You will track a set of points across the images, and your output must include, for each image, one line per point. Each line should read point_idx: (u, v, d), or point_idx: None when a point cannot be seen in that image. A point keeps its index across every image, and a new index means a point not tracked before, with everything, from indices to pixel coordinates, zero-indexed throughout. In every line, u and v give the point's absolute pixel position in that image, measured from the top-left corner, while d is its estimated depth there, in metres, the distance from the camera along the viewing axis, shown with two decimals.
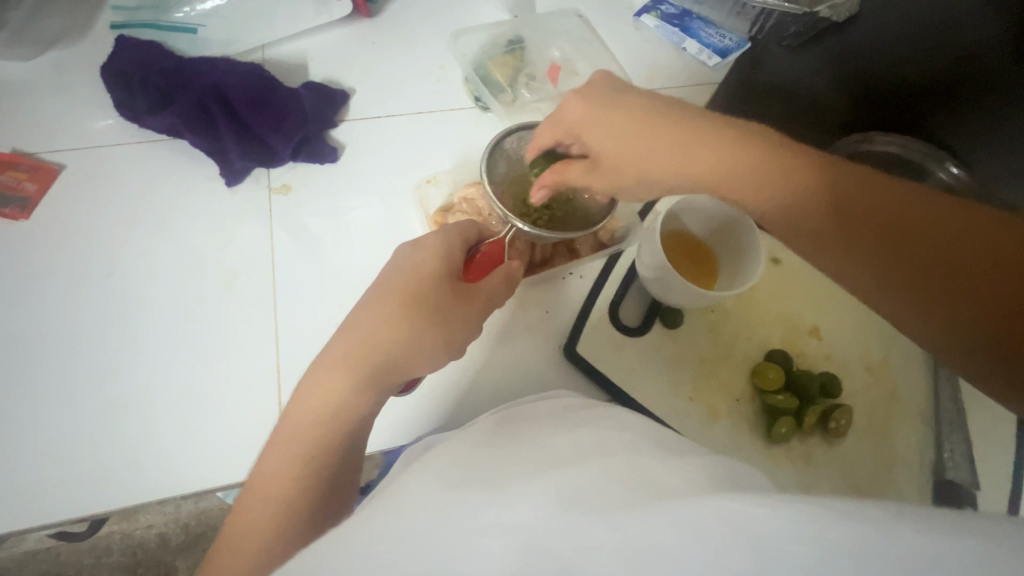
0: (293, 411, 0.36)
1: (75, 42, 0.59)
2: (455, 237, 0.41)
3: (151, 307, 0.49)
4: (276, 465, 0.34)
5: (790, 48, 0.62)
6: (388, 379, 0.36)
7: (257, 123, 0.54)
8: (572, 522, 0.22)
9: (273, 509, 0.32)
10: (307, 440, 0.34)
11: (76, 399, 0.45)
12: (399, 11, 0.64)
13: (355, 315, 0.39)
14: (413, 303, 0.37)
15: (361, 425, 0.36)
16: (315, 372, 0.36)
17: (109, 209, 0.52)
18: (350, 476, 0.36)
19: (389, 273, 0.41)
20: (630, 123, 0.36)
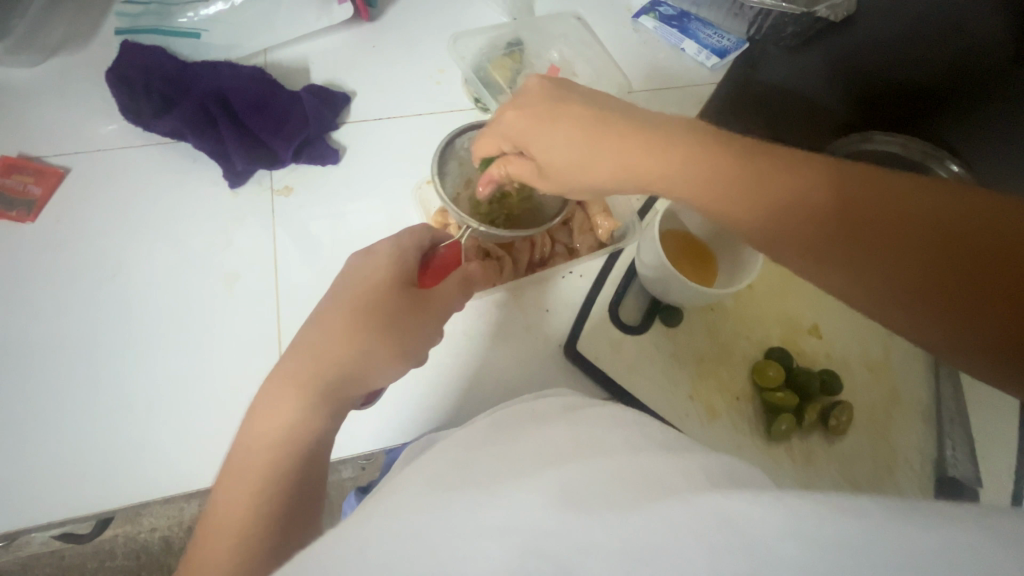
0: (247, 434, 0.35)
1: (81, 47, 0.60)
2: (409, 246, 0.41)
3: (154, 309, 0.49)
4: (234, 490, 0.33)
5: (790, 48, 0.62)
6: (341, 392, 0.36)
7: (260, 127, 0.54)
8: (567, 519, 0.22)
9: (232, 536, 0.32)
10: (262, 461, 0.33)
11: (79, 401, 0.45)
12: (400, 15, 0.65)
13: (304, 333, 0.38)
14: (362, 315, 0.37)
15: (321, 440, 0.35)
16: (266, 392, 0.36)
17: (114, 212, 0.53)
18: (316, 495, 0.35)
19: (336, 290, 0.40)
20: (577, 132, 0.37)
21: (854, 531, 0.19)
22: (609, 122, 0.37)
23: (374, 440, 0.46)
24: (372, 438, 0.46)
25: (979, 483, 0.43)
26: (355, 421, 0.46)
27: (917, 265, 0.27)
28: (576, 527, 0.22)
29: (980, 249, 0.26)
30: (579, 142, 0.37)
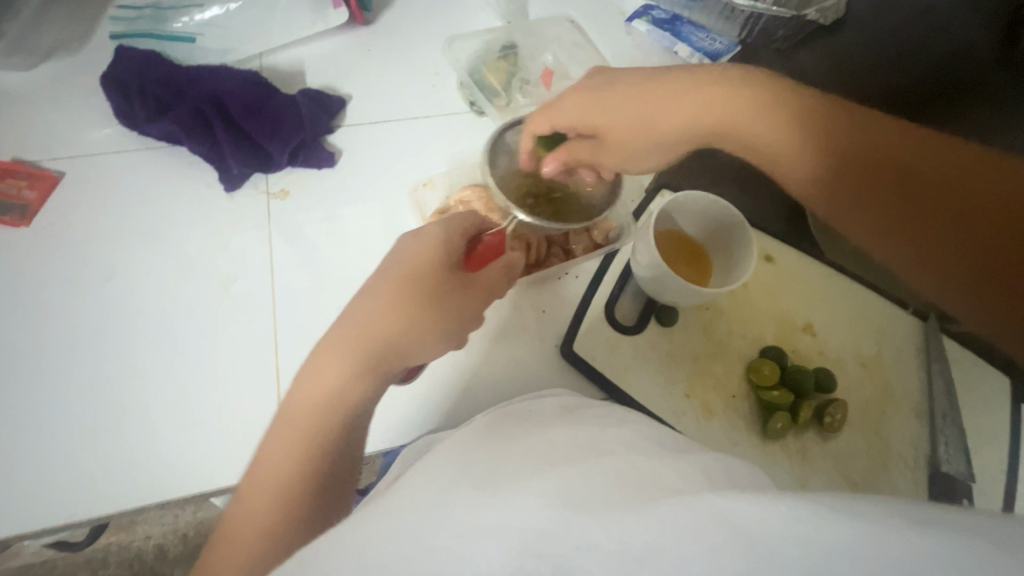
0: (295, 396, 0.36)
1: (75, 52, 0.60)
2: (453, 230, 0.42)
3: (152, 312, 0.49)
4: (279, 452, 0.34)
5: (781, 51, 0.64)
6: (386, 366, 0.37)
7: (255, 130, 0.54)
8: (567, 519, 0.22)
9: (274, 498, 0.32)
10: (303, 430, 0.34)
11: (75, 405, 0.45)
12: (394, 19, 0.65)
13: (355, 303, 0.39)
14: (412, 292, 0.38)
15: (360, 413, 0.36)
16: (316, 357, 0.37)
17: (108, 216, 0.53)
18: (351, 467, 0.36)
19: (385, 264, 0.41)
20: (640, 98, 0.42)
21: (851, 532, 0.19)
22: (667, 87, 0.42)
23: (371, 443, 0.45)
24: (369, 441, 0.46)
25: (971, 478, 0.44)
26: None
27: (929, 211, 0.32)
28: (576, 526, 0.22)
29: (984, 197, 0.30)
30: (637, 105, 0.42)
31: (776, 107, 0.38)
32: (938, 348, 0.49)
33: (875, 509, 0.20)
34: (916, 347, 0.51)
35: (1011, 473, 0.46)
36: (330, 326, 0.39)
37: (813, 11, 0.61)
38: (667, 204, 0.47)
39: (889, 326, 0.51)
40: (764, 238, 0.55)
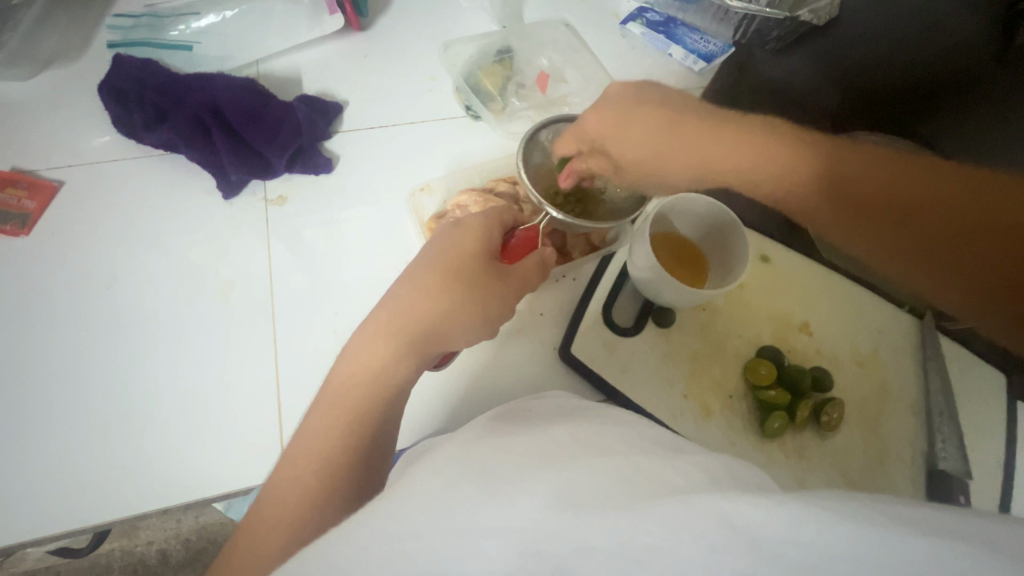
0: (339, 372, 0.38)
1: (72, 61, 0.60)
2: (492, 220, 0.43)
3: (152, 319, 0.49)
4: (324, 424, 0.35)
5: (775, 51, 0.65)
6: (426, 351, 0.39)
7: (252, 136, 0.54)
8: (568, 518, 0.23)
9: (317, 467, 0.34)
10: (346, 404, 0.36)
11: (78, 413, 0.45)
12: (389, 24, 0.66)
13: (398, 289, 0.41)
14: (454, 278, 0.40)
15: (399, 395, 0.38)
16: (363, 337, 0.39)
17: (107, 224, 0.53)
18: (388, 446, 0.37)
19: (429, 251, 0.43)
20: (651, 133, 0.42)
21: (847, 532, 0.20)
22: (667, 122, 0.41)
23: None
24: None
25: (967, 475, 0.44)
26: None
27: (933, 240, 0.32)
28: (578, 525, 0.22)
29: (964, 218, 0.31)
30: (646, 142, 0.42)
31: (776, 144, 0.38)
32: (934, 346, 0.50)
33: (870, 512, 0.21)
34: (912, 345, 0.51)
35: (1007, 469, 0.47)
36: (375, 308, 0.41)
37: (804, 12, 0.61)
38: (664, 207, 0.48)
39: (885, 325, 0.52)
40: (760, 239, 0.55)
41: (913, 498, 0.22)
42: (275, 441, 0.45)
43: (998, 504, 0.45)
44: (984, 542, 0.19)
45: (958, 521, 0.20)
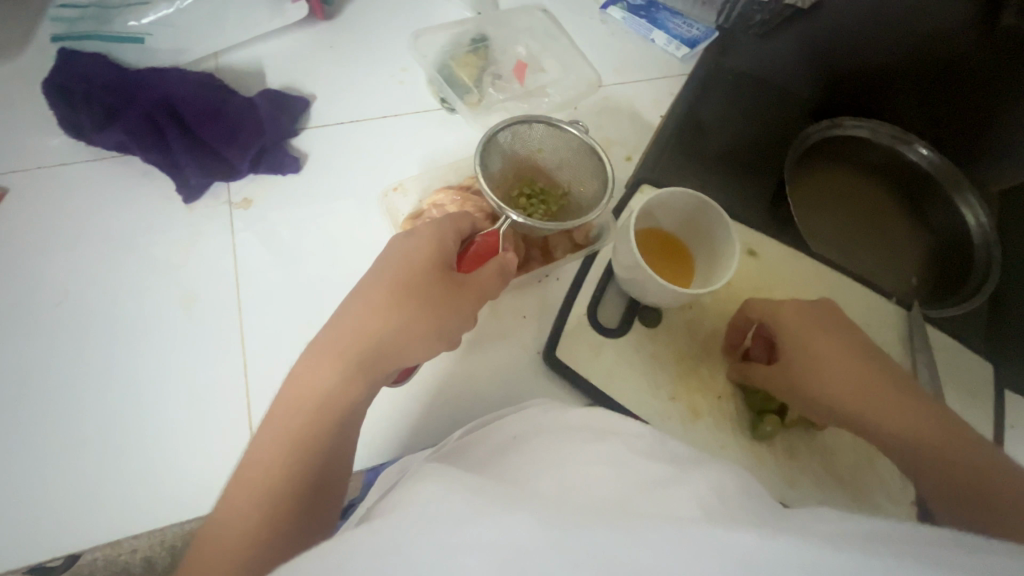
0: (283, 396, 0.36)
1: (14, 57, 0.56)
2: (449, 228, 0.42)
3: (110, 335, 0.46)
4: (267, 453, 0.34)
5: (759, 36, 0.64)
6: (377, 369, 0.37)
7: (210, 136, 0.51)
8: (544, 540, 0.21)
9: (260, 498, 0.32)
10: (291, 430, 0.34)
11: (35, 437, 0.43)
12: (358, 12, 0.63)
13: (348, 305, 0.39)
14: (407, 293, 0.38)
15: (352, 416, 0.36)
16: (308, 358, 0.37)
17: (59, 234, 0.50)
18: (340, 473, 0.36)
19: (379, 264, 0.41)
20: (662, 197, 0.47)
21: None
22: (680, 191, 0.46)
23: None
24: None
25: None
26: None
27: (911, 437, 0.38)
28: (564, 552, 0.21)
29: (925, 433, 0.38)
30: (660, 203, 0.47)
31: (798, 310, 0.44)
32: (921, 338, 0.49)
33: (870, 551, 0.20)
34: (899, 341, 0.51)
35: None
36: (322, 328, 0.39)
37: None
38: (649, 202, 0.46)
39: (872, 318, 0.51)
40: (746, 232, 0.54)
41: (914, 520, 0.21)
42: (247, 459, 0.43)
43: None
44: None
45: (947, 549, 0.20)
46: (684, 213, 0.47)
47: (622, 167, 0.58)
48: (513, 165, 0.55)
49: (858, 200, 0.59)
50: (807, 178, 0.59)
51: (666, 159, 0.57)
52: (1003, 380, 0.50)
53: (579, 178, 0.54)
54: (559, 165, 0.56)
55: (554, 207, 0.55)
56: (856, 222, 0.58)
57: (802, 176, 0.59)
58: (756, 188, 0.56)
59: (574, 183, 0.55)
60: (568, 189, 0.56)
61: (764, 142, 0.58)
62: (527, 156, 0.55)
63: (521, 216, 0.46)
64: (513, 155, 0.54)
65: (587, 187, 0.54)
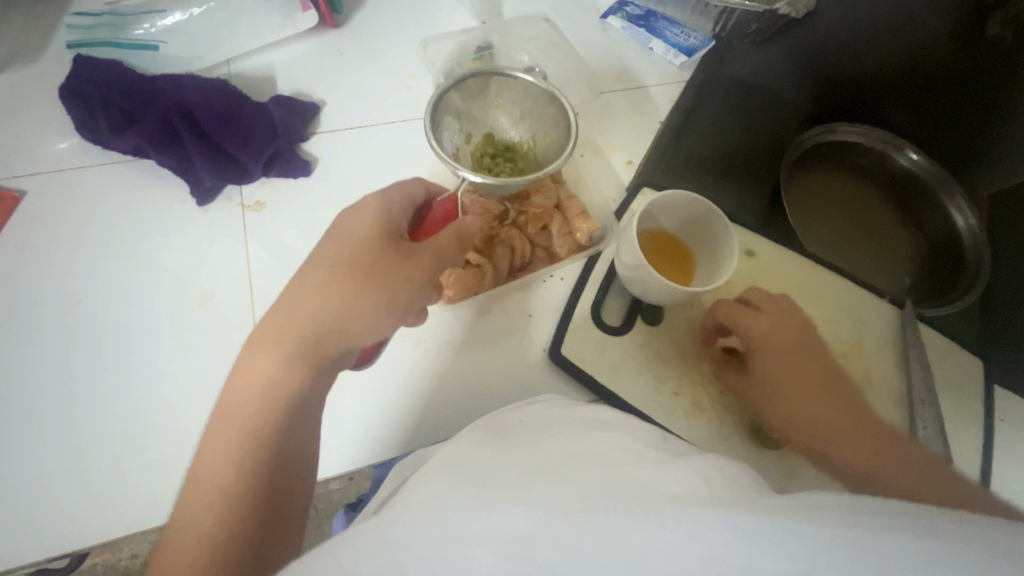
0: (225, 395, 0.34)
1: (31, 63, 0.58)
2: (397, 201, 0.43)
3: (124, 331, 0.48)
4: (216, 451, 0.32)
5: (755, 44, 0.66)
6: (325, 349, 0.36)
7: (224, 139, 0.52)
8: (557, 528, 0.23)
9: (215, 498, 0.30)
10: (239, 423, 0.33)
11: (51, 432, 0.44)
12: (366, 21, 0.64)
13: (287, 290, 0.38)
14: (352, 269, 0.38)
15: (302, 400, 0.35)
16: (249, 346, 0.36)
17: (74, 235, 0.51)
18: (302, 464, 0.34)
19: (322, 246, 0.40)
20: (671, 204, 0.48)
21: (829, 552, 0.21)
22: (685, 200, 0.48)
23: (357, 459, 0.45)
24: (359, 456, 0.45)
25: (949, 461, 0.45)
26: (332, 438, 0.45)
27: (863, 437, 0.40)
28: (573, 536, 0.22)
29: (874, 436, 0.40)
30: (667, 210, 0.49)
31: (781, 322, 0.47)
32: (914, 334, 0.51)
33: (866, 534, 0.21)
34: (892, 337, 0.52)
35: (986, 453, 0.47)
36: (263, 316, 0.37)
37: (783, 5, 0.61)
38: (650, 204, 0.47)
39: (867, 315, 0.53)
40: (745, 234, 0.56)
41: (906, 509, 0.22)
42: None
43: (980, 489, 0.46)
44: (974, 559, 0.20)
45: (936, 530, 0.21)
46: (686, 216, 0.49)
47: (624, 170, 0.60)
48: (471, 124, 0.58)
49: (847, 201, 0.62)
50: (802, 182, 0.61)
51: (666, 163, 0.59)
52: (994, 376, 0.51)
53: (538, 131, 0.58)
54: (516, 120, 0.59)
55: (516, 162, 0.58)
56: (849, 224, 0.61)
57: (796, 181, 0.61)
58: (753, 190, 0.58)
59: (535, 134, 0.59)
60: (531, 142, 0.59)
61: (762, 146, 0.60)
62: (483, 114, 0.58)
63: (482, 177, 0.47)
64: (470, 115, 0.57)
65: (548, 139, 0.58)
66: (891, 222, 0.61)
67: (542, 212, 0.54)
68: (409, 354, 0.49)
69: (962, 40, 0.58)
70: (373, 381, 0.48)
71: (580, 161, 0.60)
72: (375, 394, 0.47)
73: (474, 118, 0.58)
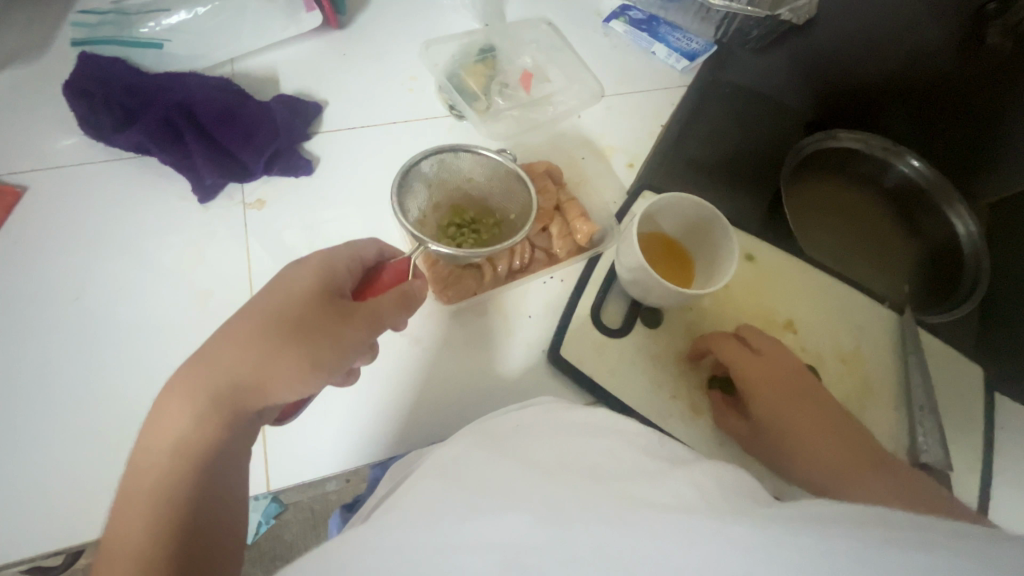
0: (136, 453, 0.33)
1: (36, 59, 0.58)
2: (344, 258, 0.41)
3: (121, 329, 0.47)
4: (126, 517, 0.31)
5: (755, 51, 0.68)
6: (241, 405, 0.35)
7: (226, 138, 0.53)
8: (552, 537, 0.23)
9: (128, 573, 0.29)
10: (150, 484, 0.31)
11: (45, 430, 0.43)
12: (370, 22, 0.65)
13: (208, 342, 0.36)
14: (275, 326, 0.36)
15: (215, 456, 0.33)
16: (164, 398, 0.34)
17: (74, 232, 0.51)
18: (220, 533, 0.32)
19: (261, 294, 0.38)
20: (673, 205, 0.48)
21: (822, 555, 0.21)
22: (688, 202, 0.47)
23: (355, 458, 0.45)
24: (356, 455, 0.45)
25: (948, 468, 0.45)
26: (330, 436, 0.45)
27: (869, 465, 0.39)
28: (564, 547, 0.22)
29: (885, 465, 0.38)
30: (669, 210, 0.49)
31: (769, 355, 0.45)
32: (913, 341, 0.51)
33: (860, 540, 0.21)
34: (892, 345, 0.52)
35: (985, 460, 0.47)
36: (185, 364, 0.36)
37: (786, 11, 0.61)
38: (650, 207, 0.47)
39: (865, 321, 0.53)
40: (745, 238, 0.56)
41: (900, 516, 0.22)
42: (259, 457, 0.44)
43: (979, 496, 0.46)
44: (967, 564, 0.19)
45: (928, 533, 0.21)
46: (687, 219, 0.49)
47: (625, 173, 0.60)
48: (443, 194, 0.57)
49: (846, 208, 0.62)
50: (800, 188, 0.61)
51: (666, 167, 0.59)
52: (994, 384, 0.51)
53: (509, 206, 0.56)
54: (490, 194, 0.58)
55: (485, 236, 0.55)
56: (850, 231, 0.61)
57: (796, 187, 0.61)
58: (753, 195, 0.58)
59: (505, 209, 0.57)
60: (501, 216, 0.57)
61: (761, 149, 0.61)
62: (457, 185, 0.57)
63: (437, 245, 0.46)
64: (443, 183, 0.56)
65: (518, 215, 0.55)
66: (888, 233, 0.61)
67: (542, 214, 0.54)
68: (406, 355, 0.49)
69: (964, 45, 0.57)
70: (369, 383, 0.47)
71: (581, 163, 0.60)
72: (371, 393, 0.47)
73: (446, 188, 0.57)
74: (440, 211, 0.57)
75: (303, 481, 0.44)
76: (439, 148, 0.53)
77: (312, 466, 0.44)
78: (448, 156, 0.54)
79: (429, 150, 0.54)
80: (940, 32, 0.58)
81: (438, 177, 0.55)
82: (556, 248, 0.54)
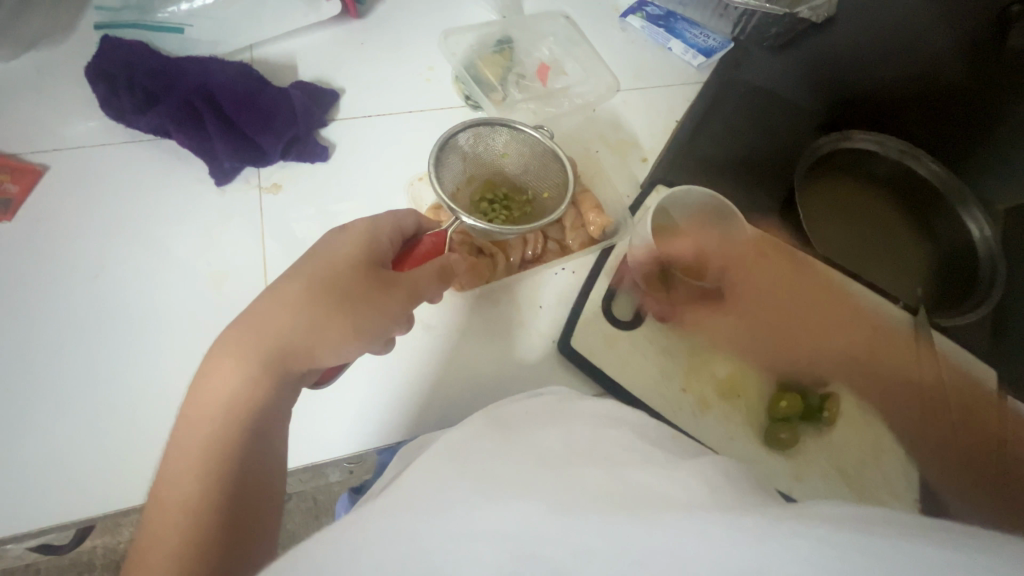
0: (186, 407, 0.34)
1: (59, 41, 0.59)
2: (386, 228, 0.42)
3: (138, 308, 0.48)
4: (178, 467, 0.31)
5: (772, 50, 0.66)
6: (288, 367, 0.35)
7: (245, 123, 0.53)
8: (567, 526, 0.22)
9: (183, 521, 0.30)
10: (205, 434, 0.32)
11: (60, 406, 0.44)
12: (389, 12, 0.65)
13: (256, 304, 0.37)
14: (322, 292, 0.37)
15: (263, 413, 0.34)
16: (212, 357, 0.35)
17: (92, 212, 0.51)
18: (269, 485, 0.33)
19: (305, 259, 0.39)
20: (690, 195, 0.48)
21: (827, 552, 0.20)
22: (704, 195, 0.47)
23: (367, 440, 0.45)
24: (367, 436, 0.45)
25: None
26: (342, 417, 0.46)
27: None
28: (578, 535, 0.22)
29: None
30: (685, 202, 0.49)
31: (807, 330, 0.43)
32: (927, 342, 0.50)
33: (878, 535, 0.21)
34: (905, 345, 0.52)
35: None
36: (231, 325, 0.37)
37: (804, 9, 0.61)
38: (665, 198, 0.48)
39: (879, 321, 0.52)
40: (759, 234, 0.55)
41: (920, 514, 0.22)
42: None
43: None
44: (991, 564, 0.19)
45: (948, 529, 0.21)
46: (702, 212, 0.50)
47: (639, 168, 0.60)
48: (477, 167, 0.57)
49: (865, 211, 0.62)
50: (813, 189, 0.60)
51: (681, 163, 0.59)
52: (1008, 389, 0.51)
53: (544, 185, 0.57)
54: (525, 172, 0.58)
55: (517, 213, 0.56)
56: (866, 235, 0.61)
57: (811, 184, 0.60)
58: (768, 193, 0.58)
59: (537, 188, 0.58)
60: (533, 194, 0.58)
61: (775, 148, 0.60)
62: (491, 161, 0.57)
63: (472, 219, 0.47)
64: (479, 158, 0.57)
65: (552, 194, 0.56)
66: (905, 233, 0.61)
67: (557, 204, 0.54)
68: (418, 341, 0.49)
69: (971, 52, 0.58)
70: (381, 367, 0.48)
71: (595, 156, 0.60)
72: (383, 377, 0.47)
73: (480, 163, 0.57)
74: (473, 184, 0.57)
75: (313, 462, 0.44)
76: (477, 121, 0.53)
77: (323, 447, 0.45)
78: (486, 130, 0.54)
79: (469, 122, 0.54)
80: (950, 42, 0.59)
81: (474, 152, 0.55)
82: (570, 240, 0.54)
